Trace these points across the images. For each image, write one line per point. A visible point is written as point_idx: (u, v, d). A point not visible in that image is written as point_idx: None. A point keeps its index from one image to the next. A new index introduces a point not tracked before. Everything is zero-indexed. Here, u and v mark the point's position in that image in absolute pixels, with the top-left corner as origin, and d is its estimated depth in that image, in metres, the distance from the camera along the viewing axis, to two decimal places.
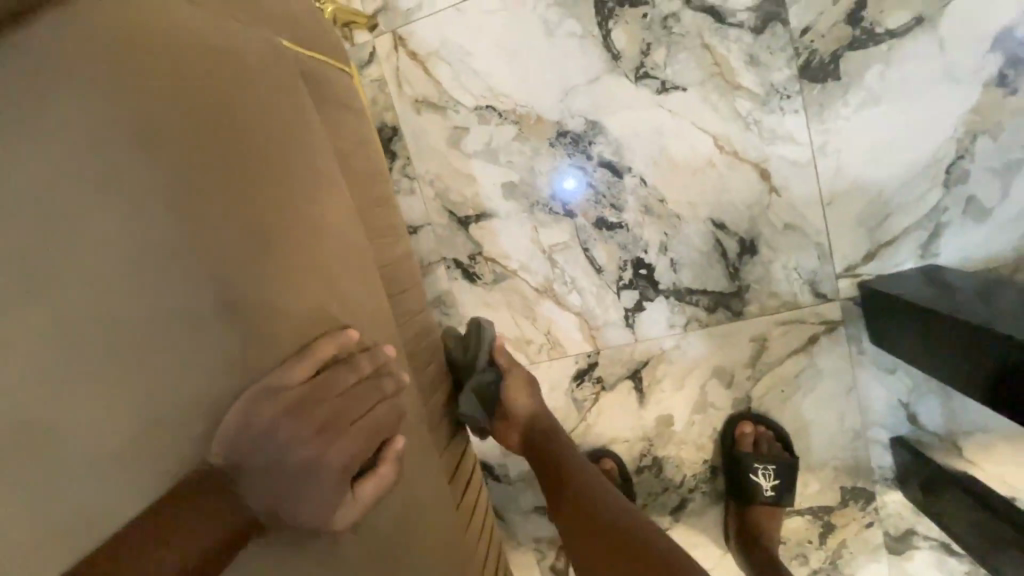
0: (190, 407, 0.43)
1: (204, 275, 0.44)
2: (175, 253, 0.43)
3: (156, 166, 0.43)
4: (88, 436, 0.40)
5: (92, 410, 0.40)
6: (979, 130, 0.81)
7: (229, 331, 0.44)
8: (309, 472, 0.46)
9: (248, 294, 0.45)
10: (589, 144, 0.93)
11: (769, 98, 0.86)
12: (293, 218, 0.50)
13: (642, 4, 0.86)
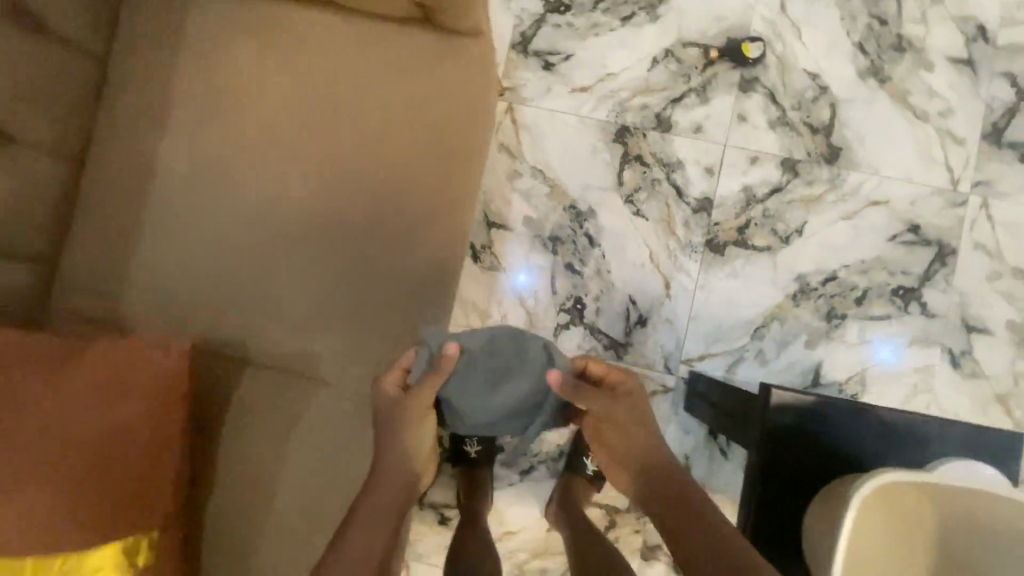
0: (345, 210, 0.92)
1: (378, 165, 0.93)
2: (372, 153, 0.93)
3: (384, 104, 0.93)
4: (315, 195, 0.92)
5: (318, 183, 0.92)
6: (775, 316, 1.46)
7: (376, 193, 0.93)
8: (381, 266, 0.93)
9: (391, 179, 0.93)
10: (584, 219, 1.51)
11: (686, 246, 1.49)
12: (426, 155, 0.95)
13: (646, 166, 1.51)
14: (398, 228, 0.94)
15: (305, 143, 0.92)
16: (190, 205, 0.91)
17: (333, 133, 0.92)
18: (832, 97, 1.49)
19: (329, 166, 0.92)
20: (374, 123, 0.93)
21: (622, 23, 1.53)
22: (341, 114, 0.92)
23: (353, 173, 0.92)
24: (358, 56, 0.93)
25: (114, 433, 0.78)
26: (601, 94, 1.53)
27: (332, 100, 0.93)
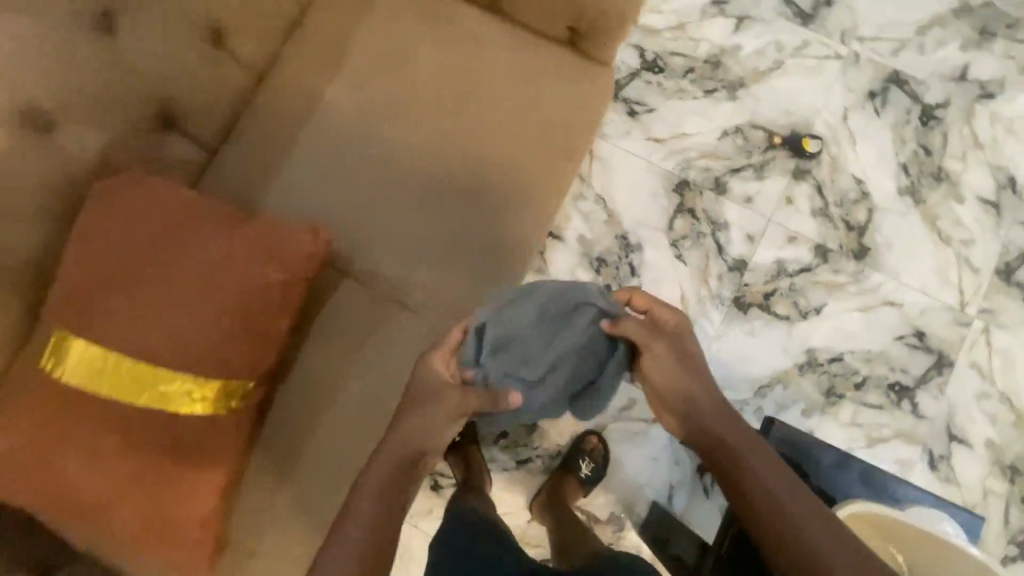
0: (439, 176, 1.02)
1: (474, 145, 1.02)
2: (473, 130, 1.03)
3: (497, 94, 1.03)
4: (417, 155, 1.02)
5: (424, 145, 1.02)
6: (780, 379, 1.59)
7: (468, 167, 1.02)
8: (455, 233, 1.01)
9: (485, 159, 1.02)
10: (630, 250, 1.67)
11: (714, 297, 1.63)
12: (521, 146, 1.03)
13: (695, 219, 1.68)
14: (481, 203, 1.02)
15: (422, 110, 1.03)
16: (324, 131, 1.02)
17: (447, 107, 1.03)
18: (870, 204, 1.67)
19: (437, 134, 1.02)
20: (484, 107, 1.03)
21: (704, 95, 1.74)
22: (458, 93, 1.03)
23: (454, 144, 1.02)
24: (485, 48, 1.03)
25: (257, 297, 0.80)
26: (672, 148, 1.72)
27: (454, 79, 1.03)
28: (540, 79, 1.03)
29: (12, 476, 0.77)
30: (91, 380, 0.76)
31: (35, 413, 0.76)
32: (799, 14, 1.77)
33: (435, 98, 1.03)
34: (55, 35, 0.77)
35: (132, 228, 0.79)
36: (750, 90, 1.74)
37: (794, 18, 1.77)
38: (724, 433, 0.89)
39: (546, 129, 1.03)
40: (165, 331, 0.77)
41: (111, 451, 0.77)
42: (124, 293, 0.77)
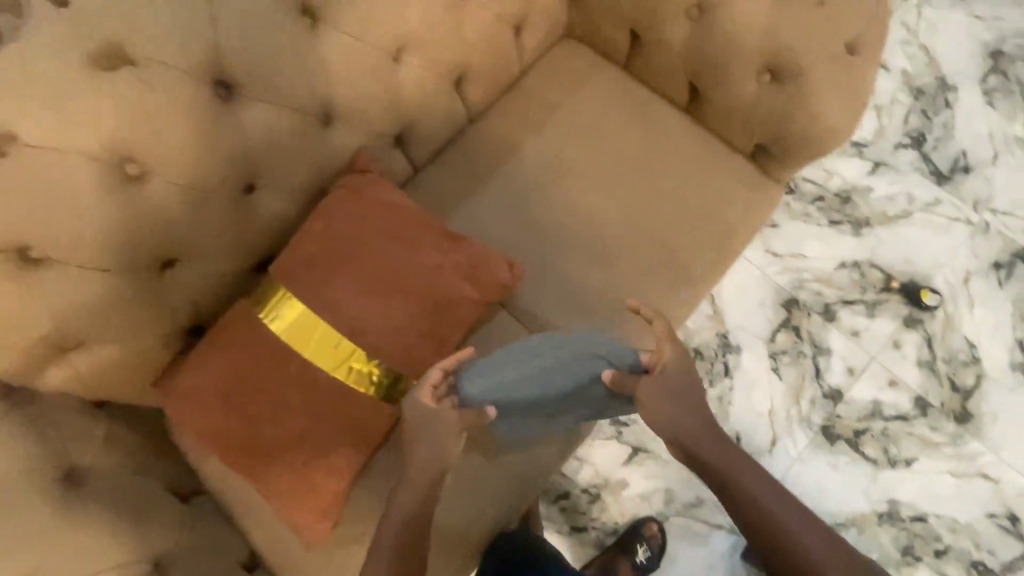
0: (610, 242, 1.11)
1: (648, 223, 1.11)
2: (650, 210, 1.12)
3: (677, 184, 1.13)
4: (595, 219, 1.12)
5: (603, 211, 1.12)
6: (857, 523, 1.55)
7: (637, 241, 1.11)
8: (611, 297, 1.08)
9: (655, 237, 1.11)
10: (727, 350, 1.69)
11: (803, 419, 1.63)
12: (690, 234, 1.11)
13: (798, 337, 1.69)
14: (643, 276, 1.10)
15: (608, 181, 1.14)
16: (515, 178, 1.14)
17: (632, 184, 1.13)
18: (980, 370, 1.66)
19: (617, 204, 1.12)
20: (664, 191, 1.13)
21: (830, 223, 1.79)
22: (643, 173, 1.14)
23: (630, 217, 1.12)
24: (676, 144, 1.15)
25: (447, 306, 0.91)
26: (788, 265, 1.76)
27: (642, 162, 1.14)
28: (719, 179, 1.13)
29: (204, 405, 0.88)
30: (296, 339, 0.87)
31: (242, 357, 0.87)
32: (935, 172, 1.85)
33: (623, 173, 1.14)
34: (365, 55, 0.89)
35: (360, 221, 0.90)
36: (876, 230, 1.78)
37: (929, 175, 1.84)
38: (707, 449, 0.84)
39: (716, 224, 1.12)
40: (367, 317, 0.88)
41: (292, 407, 0.87)
42: (342, 275, 0.88)
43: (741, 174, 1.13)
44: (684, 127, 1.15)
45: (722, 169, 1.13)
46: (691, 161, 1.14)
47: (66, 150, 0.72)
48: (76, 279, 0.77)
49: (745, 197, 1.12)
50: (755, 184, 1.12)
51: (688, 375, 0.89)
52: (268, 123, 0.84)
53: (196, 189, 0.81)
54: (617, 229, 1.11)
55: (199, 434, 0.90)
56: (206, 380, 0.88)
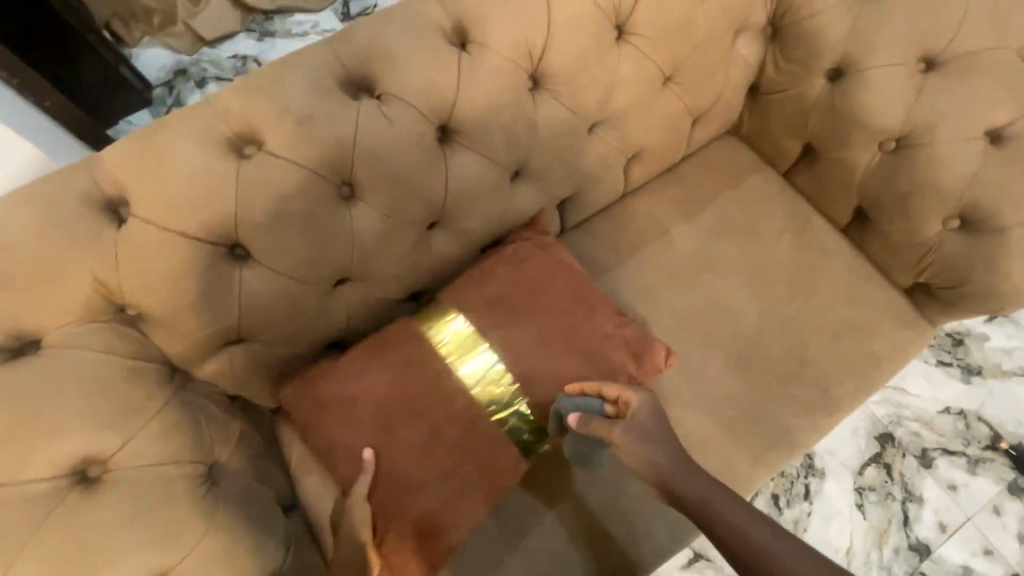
0: (745, 347, 1.08)
1: (788, 337, 1.08)
2: (793, 325, 1.09)
3: (824, 303, 1.10)
4: (733, 321, 1.10)
5: (743, 314, 1.10)
6: None
7: (773, 353, 1.08)
8: (736, 406, 1.05)
9: (792, 353, 1.08)
10: (812, 472, 1.59)
11: (884, 567, 1.51)
12: (830, 358, 1.07)
13: (890, 477, 1.59)
14: (772, 390, 1.06)
15: (753, 285, 1.12)
16: (658, 261, 1.14)
17: (777, 294, 1.11)
18: None
19: (759, 311, 1.10)
20: (809, 308, 1.10)
21: (938, 363, 1.71)
22: (790, 285, 1.11)
23: (770, 326, 1.09)
24: (828, 263, 1.12)
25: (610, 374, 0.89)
26: (887, 398, 1.67)
27: (790, 273, 1.12)
28: (869, 308, 1.09)
29: (351, 419, 0.85)
30: (467, 372, 0.86)
31: (409, 378, 0.86)
32: None
33: (769, 281, 1.12)
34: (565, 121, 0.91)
35: (543, 277, 0.91)
36: (987, 381, 1.69)
37: None
38: (688, 485, 0.75)
39: (860, 354, 1.07)
40: (542, 370, 0.87)
41: (445, 443, 0.85)
42: (523, 325, 0.88)
43: (892, 309, 1.09)
44: (840, 248, 1.13)
45: (872, 300, 1.10)
46: (842, 284, 1.11)
47: (297, 165, 0.75)
48: (265, 283, 0.79)
49: (893, 332, 1.08)
50: (906, 322, 1.09)
51: (663, 422, 0.81)
52: (468, 170, 0.86)
53: (388, 220, 0.83)
54: (754, 336, 1.09)
55: (329, 449, 0.85)
56: (362, 393, 0.85)
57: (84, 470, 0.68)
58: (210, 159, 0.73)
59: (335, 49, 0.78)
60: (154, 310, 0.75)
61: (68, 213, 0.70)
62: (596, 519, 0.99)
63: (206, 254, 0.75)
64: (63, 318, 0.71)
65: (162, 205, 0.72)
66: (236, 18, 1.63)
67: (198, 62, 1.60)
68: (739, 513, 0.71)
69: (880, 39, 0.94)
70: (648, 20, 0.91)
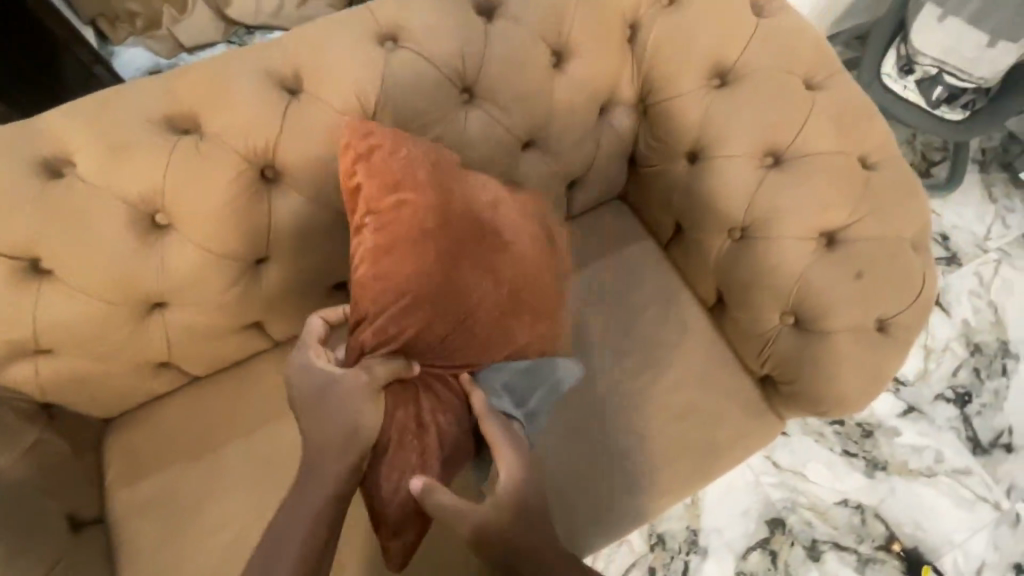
0: (588, 418, 1.05)
1: (630, 413, 1.06)
2: (636, 400, 1.07)
3: (672, 382, 1.08)
4: (580, 389, 1.07)
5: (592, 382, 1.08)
6: None
7: (613, 426, 1.05)
8: (567, 478, 1.03)
9: (632, 428, 1.06)
10: (694, 548, 1.56)
11: None
12: (668, 439, 1.05)
13: (774, 565, 1.55)
14: (607, 465, 1.04)
15: (607, 355, 1.10)
16: None
17: (628, 367, 1.09)
18: None
19: (607, 382, 1.08)
20: (656, 385, 1.08)
21: (844, 453, 1.66)
22: (643, 360, 1.09)
23: (615, 400, 1.07)
24: (685, 341, 1.11)
25: None
26: (786, 482, 1.63)
27: (646, 347, 1.10)
28: (716, 393, 1.08)
29: (486, 278, 0.79)
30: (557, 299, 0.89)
31: (541, 264, 0.85)
32: (971, 438, 1.70)
33: (623, 353, 1.10)
34: None
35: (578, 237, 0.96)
36: (892, 477, 1.64)
37: (965, 440, 1.70)
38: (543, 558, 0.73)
39: (700, 438, 1.05)
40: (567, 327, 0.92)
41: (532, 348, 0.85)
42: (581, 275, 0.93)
43: (739, 395, 1.08)
44: (700, 327, 1.12)
45: (721, 385, 1.08)
46: (694, 364, 1.09)
47: (106, 191, 0.78)
48: (64, 300, 0.81)
49: (737, 420, 1.06)
50: (751, 410, 1.07)
51: (536, 479, 0.79)
52: (295, 212, 0.87)
53: (204, 252, 0.85)
54: (599, 406, 1.06)
55: (430, 288, 0.76)
56: (511, 262, 0.81)
57: None
58: (19, 176, 0.76)
59: (171, 84, 0.82)
60: None
61: None
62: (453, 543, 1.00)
63: (6, 266, 0.77)
64: None
65: None
66: (217, 28, 1.69)
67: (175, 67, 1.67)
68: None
69: (728, 131, 0.95)
70: (497, 86, 0.92)
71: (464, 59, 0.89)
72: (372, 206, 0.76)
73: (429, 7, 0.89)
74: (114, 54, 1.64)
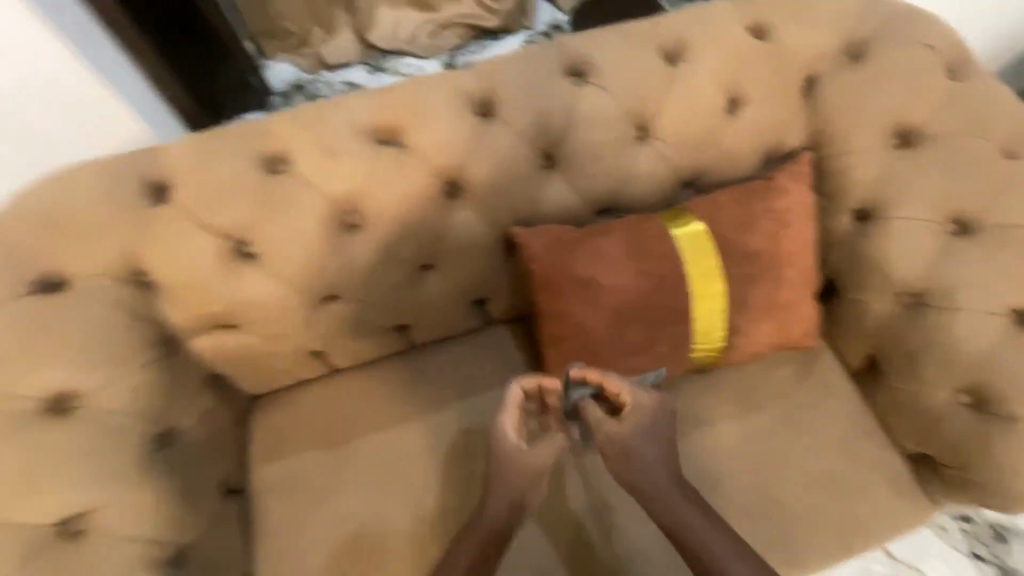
0: (720, 468, 1.02)
1: (767, 469, 1.01)
2: (774, 458, 1.02)
3: (815, 444, 1.02)
4: (713, 437, 1.04)
5: (726, 432, 1.04)
6: None
7: (750, 480, 1.01)
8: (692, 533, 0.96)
9: (769, 486, 1.00)
10: None
11: None
12: (808, 503, 0.99)
13: None
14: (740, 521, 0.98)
15: (743, 406, 1.06)
16: None
17: (765, 421, 1.04)
18: None
19: (742, 433, 1.04)
20: (797, 446, 1.03)
21: (971, 554, 1.49)
22: (782, 415, 1.05)
23: (752, 454, 1.02)
24: (829, 403, 1.05)
25: (792, 319, 0.99)
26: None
27: (785, 404, 1.05)
28: (863, 462, 1.01)
29: (599, 308, 0.90)
30: (702, 310, 0.93)
31: (656, 292, 0.90)
32: None
33: (760, 406, 1.05)
34: (574, 200, 0.95)
35: (801, 245, 0.95)
36: None
37: None
38: (665, 498, 0.85)
39: (842, 507, 0.99)
40: (747, 328, 0.97)
41: (653, 351, 0.93)
42: (756, 292, 0.95)
43: (888, 469, 1.01)
44: (846, 392, 1.06)
45: (868, 454, 1.02)
46: (839, 427, 1.03)
47: (315, 189, 0.86)
48: (261, 281, 0.88)
49: (885, 496, 0.99)
50: (901, 486, 1.00)
51: (664, 423, 0.88)
52: (469, 227, 0.92)
53: (384, 253, 0.91)
54: (733, 458, 1.02)
55: (552, 311, 0.91)
56: (610, 294, 0.89)
57: (65, 403, 0.78)
58: (247, 168, 0.85)
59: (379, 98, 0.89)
60: (168, 282, 0.85)
61: (124, 187, 0.83)
62: (566, 544, 0.94)
63: (221, 246, 0.85)
64: (93, 268, 0.82)
65: (196, 201, 0.84)
66: (356, 50, 1.85)
67: (315, 82, 1.83)
68: (738, 564, 0.80)
69: (912, 192, 0.92)
70: (674, 126, 0.94)
71: (647, 97, 0.92)
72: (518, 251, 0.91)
73: (620, 45, 0.93)
74: (263, 67, 1.84)
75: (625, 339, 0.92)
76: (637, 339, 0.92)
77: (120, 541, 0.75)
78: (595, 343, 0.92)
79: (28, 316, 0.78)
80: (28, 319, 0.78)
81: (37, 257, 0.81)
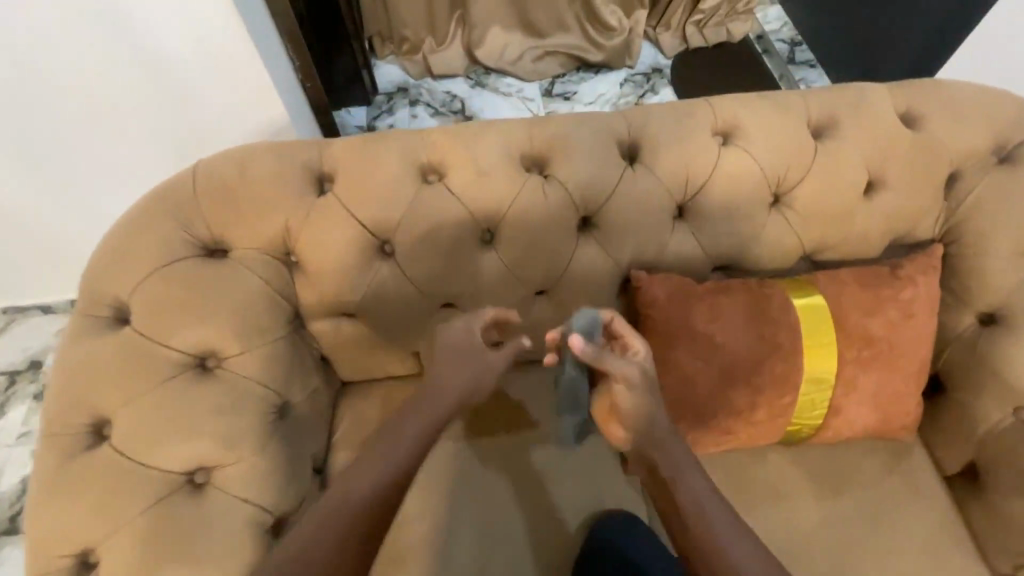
0: (799, 550, 0.98)
1: (849, 562, 0.97)
2: (858, 552, 0.98)
3: (901, 546, 0.98)
4: (795, 516, 1.01)
5: (810, 514, 1.01)
6: None
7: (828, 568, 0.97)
8: None
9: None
10: None
11: None
12: None
13: None
14: None
15: (829, 491, 1.03)
16: None
17: (850, 512, 1.01)
18: None
19: (824, 518, 1.01)
20: (882, 543, 0.99)
21: None
22: (868, 509, 1.01)
23: (835, 543, 0.99)
24: (919, 506, 1.02)
25: (898, 409, 0.96)
26: None
27: (873, 497, 1.02)
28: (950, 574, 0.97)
29: (709, 364, 0.91)
30: (810, 379, 0.92)
31: (767, 357, 0.91)
32: None
33: (847, 496, 1.02)
34: (696, 254, 0.97)
35: (921, 337, 0.94)
36: None
37: None
38: (679, 472, 0.78)
39: None
40: (851, 412, 0.95)
41: (751, 416, 0.94)
42: (869, 379, 0.93)
43: None
44: (937, 497, 1.03)
45: (955, 566, 0.98)
46: (927, 533, 1.00)
47: (461, 203, 0.91)
48: (393, 280, 0.93)
49: None
50: None
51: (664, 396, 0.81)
52: (592, 262, 0.96)
53: (509, 271, 0.95)
54: (815, 542, 0.99)
55: (662, 358, 0.93)
56: (723, 351, 0.91)
57: (206, 358, 0.84)
58: (403, 174, 0.91)
59: (532, 130, 0.95)
60: (311, 266, 0.90)
61: (292, 173, 0.89)
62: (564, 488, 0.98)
63: (366, 241, 0.91)
64: (251, 244, 0.88)
65: (354, 192, 0.90)
66: (462, 64, 1.92)
67: (419, 87, 1.92)
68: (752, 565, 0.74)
69: None
70: (808, 201, 0.96)
71: (788, 170, 0.95)
72: (642, 294, 0.93)
73: (769, 116, 0.96)
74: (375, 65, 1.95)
75: (727, 400, 0.93)
76: (738, 402, 0.93)
77: (232, 502, 0.79)
78: (696, 398, 0.93)
79: (193, 274, 0.84)
80: (191, 277, 0.84)
81: (206, 218, 0.87)
